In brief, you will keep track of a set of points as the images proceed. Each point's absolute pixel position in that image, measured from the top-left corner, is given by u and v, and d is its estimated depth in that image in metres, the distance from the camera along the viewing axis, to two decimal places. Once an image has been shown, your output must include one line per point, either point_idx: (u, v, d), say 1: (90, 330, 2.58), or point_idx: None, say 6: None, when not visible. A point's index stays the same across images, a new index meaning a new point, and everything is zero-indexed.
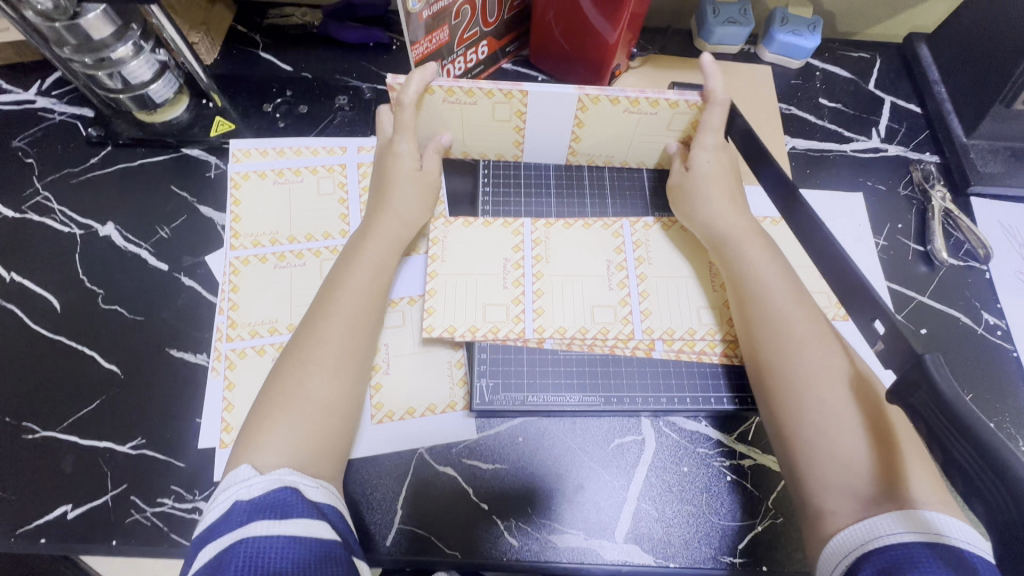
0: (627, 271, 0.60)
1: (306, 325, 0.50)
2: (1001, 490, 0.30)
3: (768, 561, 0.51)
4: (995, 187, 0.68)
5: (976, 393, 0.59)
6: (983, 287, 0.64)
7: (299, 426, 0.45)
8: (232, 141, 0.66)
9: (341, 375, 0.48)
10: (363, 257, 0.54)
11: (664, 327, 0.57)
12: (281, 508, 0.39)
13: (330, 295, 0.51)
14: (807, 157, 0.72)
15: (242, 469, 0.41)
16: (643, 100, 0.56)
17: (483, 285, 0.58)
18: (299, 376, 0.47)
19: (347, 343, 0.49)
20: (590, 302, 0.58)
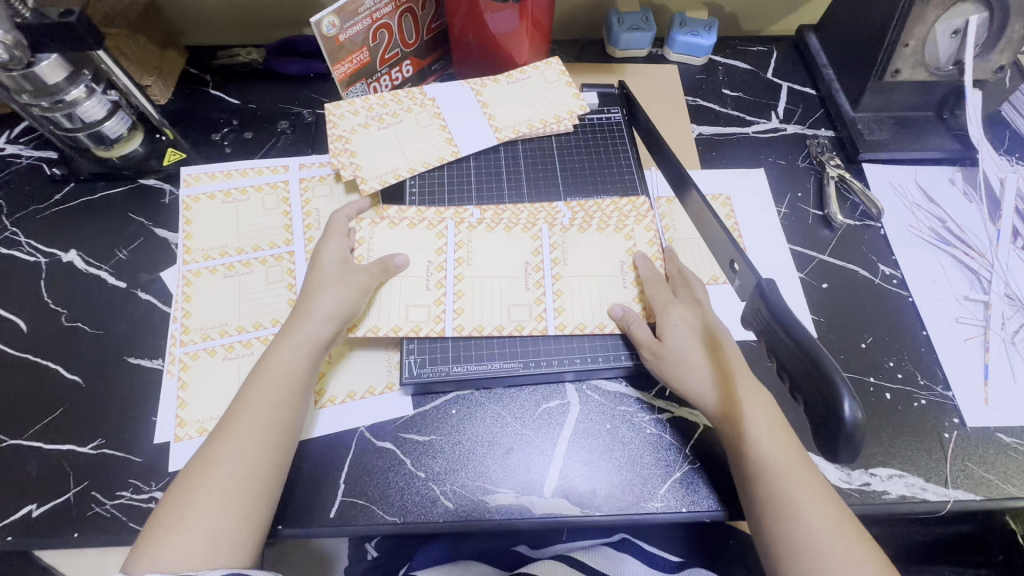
0: (544, 272, 0.63)
1: (205, 446, 0.50)
2: (811, 377, 0.35)
3: (688, 502, 0.55)
4: (882, 153, 0.75)
5: (876, 336, 0.64)
6: (878, 242, 0.70)
7: (189, 538, 0.45)
8: (185, 168, 0.72)
9: (236, 496, 0.47)
10: (269, 373, 0.53)
11: (576, 322, 0.61)
12: None
13: (235, 415, 0.51)
14: (712, 141, 0.79)
15: None
16: (513, 73, 0.74)
17: (403, 296, 0.61)
18: (192, 492, 0.47)
19: (241, 469, 0.48)
20: (508, 301, 0.62)
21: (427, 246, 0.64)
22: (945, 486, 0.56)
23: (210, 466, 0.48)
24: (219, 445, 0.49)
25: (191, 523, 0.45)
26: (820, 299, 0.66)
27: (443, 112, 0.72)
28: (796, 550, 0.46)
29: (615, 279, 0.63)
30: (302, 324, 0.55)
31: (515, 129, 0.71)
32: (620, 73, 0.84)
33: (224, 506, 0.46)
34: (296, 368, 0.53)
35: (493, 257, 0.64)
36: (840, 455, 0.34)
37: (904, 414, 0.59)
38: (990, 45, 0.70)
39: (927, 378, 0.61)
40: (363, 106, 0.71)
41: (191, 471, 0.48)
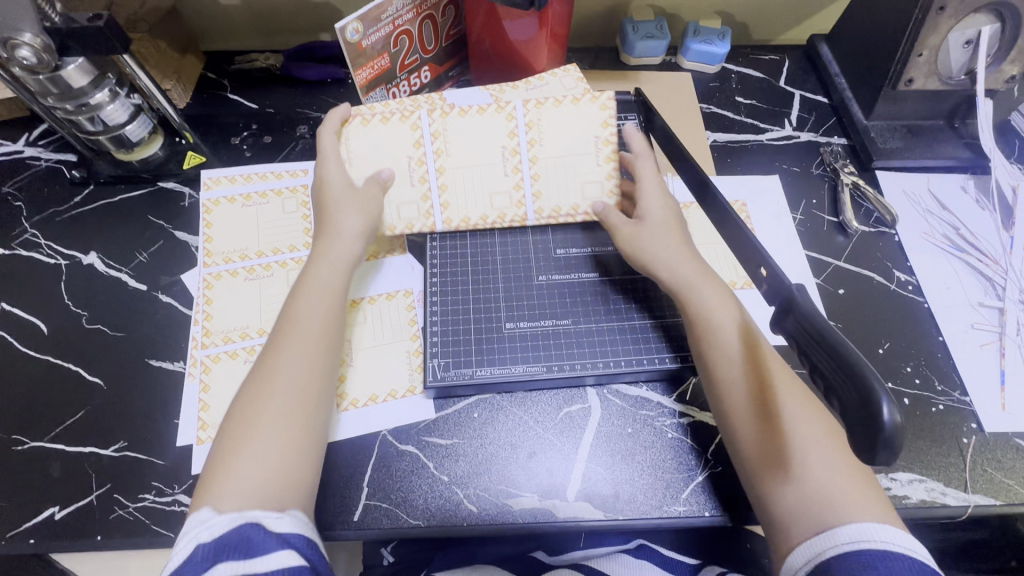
0: (521, 156, 0.65)
1: (257, 367, 0.51)
2: (844, 380, 0.35)
3: (712, 506, 0.55)
4: (895, 160, 0.76)
5: (894, 341, 0.64)
6: (893, 248, 0.71)
7: (255, 459, 0.45)
8: (204, 172, 0.73)
9: (297, 403, 0.49)
10: (311, 293, 0.55)
11: (552, 206, 0.66)
12: (245, 546, 0.40)
13: (282, 331, 0.53)
14: (727, 148, 0.79)
15: (204, 512, 0.43)
16: (531, 79, 0.75)
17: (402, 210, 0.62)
18: (247, 420, 0.47)
19: (298, 375, 0.50)
20: (489, 191, 0.66)
21: (406, 140, 0.64)
22: (965, 490, 0.56)
23: (257, 397, 0.49)
24: (260, 379, 0.50)
25: (253, 451, 0.46)
26: (837, 305, 0.67)
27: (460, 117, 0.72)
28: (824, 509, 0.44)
29: (591, 157, 0.65)
30: (330, 243, 0.59)
31: None
32: (635, 80, 0.85)
33: (282, 428, 0.47)
34: (334, 292, 0.56)
35: (471, 141, 0.65)
36: (879, 457, 0.33)
37: (922, 420, 0.60)
38: (1001, 56, 0.71)
39: (944, 384, 0.62)
40: None
41: (238, 408, 0.49)
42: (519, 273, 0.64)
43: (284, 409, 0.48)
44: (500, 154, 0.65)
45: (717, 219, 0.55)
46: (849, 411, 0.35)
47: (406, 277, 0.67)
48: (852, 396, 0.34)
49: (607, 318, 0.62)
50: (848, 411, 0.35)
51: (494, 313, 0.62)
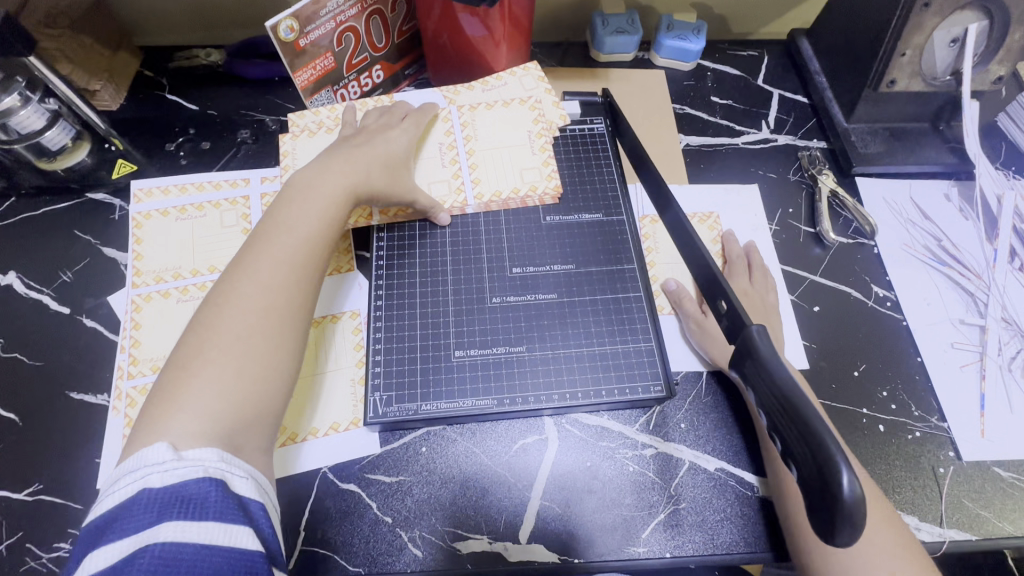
0: (458, 150, 0.66)
1: (223, 283, 0.47)
2: (801, 443, 0.31)
3: (673, 547, 0.51)
4: (877, 166, 0.71)
5: (870, 363, 0.61)
6: (872, 261, 0.67)
7: (210, 396, 0.41)
8: (135, 182, 0.67)
9: (273, 323, 0.46)
10: (302, 209, 0.52)
11: (492, 191, 0.64)
12: (198, 503, 0.36)
13: (262, 243, 0.50)
14: (701, 152, 0.75)
15: (157, 449, 0.38)
16: (489, 79, 0.70)
17: (388, 159, 0.59)
18: (202, 352, 0.43)
19: (271, 296, 0.47)
20: (426, 180, 0.64)
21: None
22: (940, 525, 0.53)
23: (215, 329, 0.44)
24: (218, 309, 0.45)
25: (205, 386, 0.42)
26: (811, 323, 0.63)
27: None
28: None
29: (527, 148, 0.66)
30: (322, 172, 0.55)
31: (491, 142, 0.66)
32: (604, 79, 0.80)
33: (240, 364, 0.43)
34: (328, 212, 0.53)
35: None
36: (839, 535, 0.29)
37: (897, 448, 0.56)
38: (989, 55, 0.67)
39: (921, 409, 0.59)
40: (327, 117, 0.67)
41: (188, 341, 0.44)
42: (472, 293, 0.60)
43: (247, 342, 0.44)
44: (438, 150, 0.65)
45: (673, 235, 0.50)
46: (808, 480, 0.31)
47: (353, 298, 0.62)
48: (810, 464, 0.30)
49: (565, 343, 0.58)
50: (807, 480, 0.31)
51: (442, 337, 0.58)
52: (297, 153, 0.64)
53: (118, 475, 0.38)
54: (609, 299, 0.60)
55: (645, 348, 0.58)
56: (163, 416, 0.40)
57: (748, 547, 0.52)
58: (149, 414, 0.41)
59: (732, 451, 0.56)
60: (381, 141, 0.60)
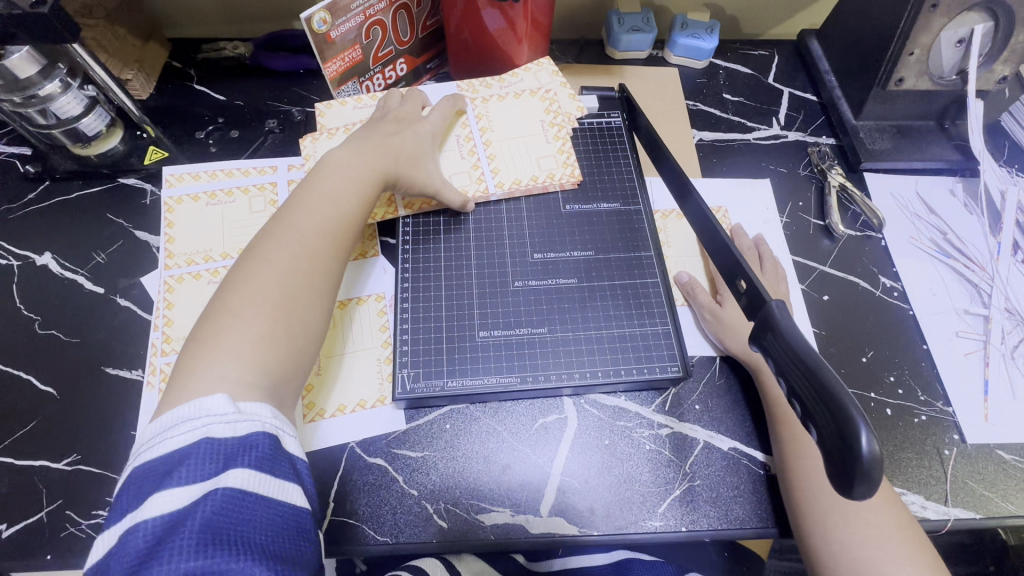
0: (476, 141, 0.68)
1: (255, 248, 0.50)
2: (823, 407, 0.33)
3: (689, 522, 0.53)
4: (884, 162, 0.74)
5: (878, 350, 0.63)
6: (879, 253, 0.69)
7: (248, 352, 0.44)
8: (166, 167, 0.69)
9: (305, 288, 0.49)
10: (333, 184, 0.55)
11: (513, 178, 0.66)
12: (257, 454, 0.39)
13: (295, 214, 0.53)
14: (713, 147, 0.77)
15: (218, 400, 0.40)
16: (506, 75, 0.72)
17: (414, 146, 0.62)
18: (238, 309, 0.46)
19: (304, 263, 0.50)
20: (448, 169, 0.66)
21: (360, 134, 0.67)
22: (946, 504, 0.55)
23: (249, 287, 0.47)
24: (253, 273, 0.48)
25: (243, 342, 0.44)
26: (821, 312, 0.65)
27: None
28: (852, 556, 0.48)
29: (541, 137, 0.68)
30: (350, 152, 0.58)
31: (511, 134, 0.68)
32: (620, 76, 0.82)
33: (275, 326, 0.46)
34: (357, 188, 0.56)
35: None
36: (856, 489, 0.31)
37: (905, 431, 0.59)
38: (994, 55, 0.70)
39: (927, 394, 0.61)
40: (353, 107, 0.69)
41: (222, 299, 0.47)
42: (495, 277, 0.62)
43: (280, 303, 0.47)
44: (455, 142, 0.67)
45: (695, 224, 0.52)
46: (827, 440, 0.33)
47: (377, 282, 0.64)
48: (830, 426, 0.33)
49: (584, 326, 0.60)
50: (826, 442, 0.33)
51: (467, 319, 0.60)
52: (318, 155, 0.66)
53: (171, 423, 0.39)
54: (627, 284, 0.62)
55: (661, 331, 0.60)
56: (203, 366, 0.42)
57: (760, 522, 0.54)
58: (187, 368, 0.43)
59: (744, 431, 0.58)
60: (412, 133, 0.63)
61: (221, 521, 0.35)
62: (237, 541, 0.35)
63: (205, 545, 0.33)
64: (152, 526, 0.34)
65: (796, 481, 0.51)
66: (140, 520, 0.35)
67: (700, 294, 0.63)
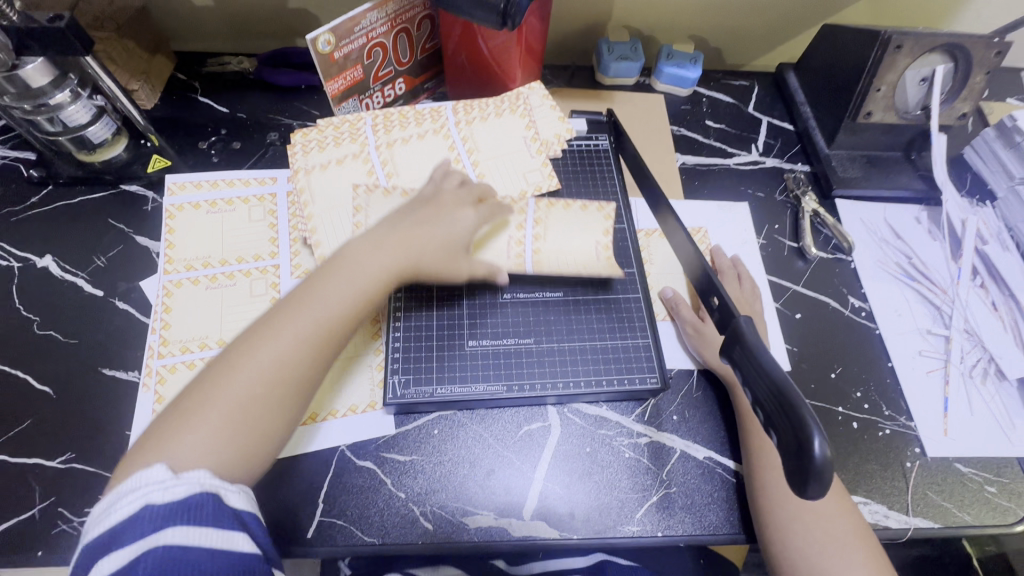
0: (525, 231, 0.65)
1: (247, 337, 0.48)
2: (783, 416, 0.36)
3: (664, 527, 0.56)
4: (855, 189, 0.78)
5: (845, 366, 0.67)
6: (849, 274, 0.73)
7: (204, 449, 0.43)
8: (169, 176, 0.72)
9: (284, 391, 0.47)
10: (338, 283, 0.52)
11: (555, 266, 0.64)
12: (197, 512, 0.40)
13: (292, 310, 0.50)
14: (695, 171, 0.81)
15: (156, 470, 0.41)
16: (486, 104, 0.75)
17: (445, 241, 0.58)
18: (212, 406, 0.44)
19: (289, 366, 0.47)
20: (486, 250, 0.64)
21: (355, 150, 0.70)
22: (906, 513, 0.58)
23: (228, 383, 0.45)
24: (237, 368, 0.46)
25: (213, 424, 0.44)
26: (793, 330, 0.69)
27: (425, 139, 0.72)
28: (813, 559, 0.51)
29: (523, 151, 0.73)
30: (368, 255, 0.54)
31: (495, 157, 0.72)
32: (608, 100, 0.87)
33: (239, 425, 0.45)
34: (367, 291, 0.53)
35: (412, 162, 0.70)
36: (809, 489, 0.34)
37: (869, 443, 0.62)
38: (954, 93, 0.75)
39: (891, 409, 0.64)
40: (332, 144, 0.71)
41: (206, 386, 0.46)
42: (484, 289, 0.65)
43: (253, 406, 0.45)
44: (505, 225, 0.65)
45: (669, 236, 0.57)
46: (786, 448, 0.36)
47: None
48: (788, 432, 0.36)
49: (570, 338, 0.63)
50: (784, 446, 0.36)
51: (457, 329, 0.62)
52: (308, 164, 0.69)
53: (118, 494, 0.40)
54: (610, 298, 0.65)
55: (642, 344, 0.63)
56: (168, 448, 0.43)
57: (733, 527, 0.56)
58: (153, 443, 0.43)
59: (718, 441, 0.61)
60: (445, 222, 0.59)
61: None
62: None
63: None
64: None
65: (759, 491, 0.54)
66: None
67: (682, 309, 0.66)
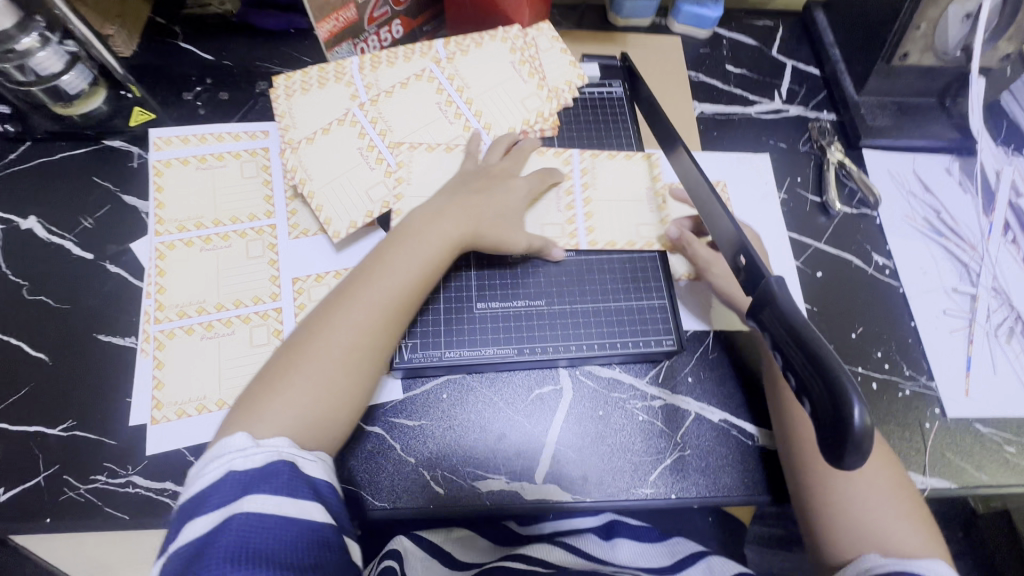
0: (574, 195, 0.64)
1: (323, 308, 0.51)
2: (818, 380, 0.34)
3: (678, 489, 0.55)
4: (884, 139, 0.73)
5: (866, 326, 0.64)
6: (874, 231, 0.70)
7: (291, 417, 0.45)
8: (153, 130, 0.67)
9: (361, 356, 0.49)
10: (405, 251, 0.53)
11: (607, 239, 0.62)
12: (277, 480, 0.40)
13: (362, 279, 0.52)
14: (714, 121, 0.76)
15: (239, 437, 0.42)
16: (468, 40, 0.69)
17: (503, 207, 0.59)
18: (296, 373, 0.46)
19: (364, 330, 0.49)
20: (541, 221, 0.62)
21: (344, 104, 0.65)
22: (923, 474, 0.57)
23: (306, 351, 0.47)
24: (316, 337, 0.48)
25: (297, 393, 0.46)
26: (813, 289, 0.66)
27: (409, 84, 0.66)
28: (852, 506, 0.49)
29: (516, 79, 0.68)
30: (434, 223, 0.55)
31: (487, 94, 0.67)
32: (622, 44, 0.80)
33: (322, 390, 0.46)
34: (430, 256, 0.54)
35: (406, 115, 0.65)
36: (847, 458, 0.32)
37: (889, 404, 0.60)
38: (999, 32, 0.69)
39: (912, 369, 0.62)
40: (318, 91, 0.66)
41: (289, 357, 0.48)
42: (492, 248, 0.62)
43: (334, 371, 0.47)
44: (554, 191, 0.64)
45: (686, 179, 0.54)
46: (822, 415, 0.33)
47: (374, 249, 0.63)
48: (824, 399, 0.33)
49: (582, 300, 0.60)
50: (819, 413, 0.34)
51: (464, 292, 0.60)
52: (293, 114, 0.65)
53: (206, 458, 0.42)
54: (625, 258, 0.62)
55: (657, 306, 0.60)
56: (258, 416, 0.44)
57: (747, 488, 0.56)
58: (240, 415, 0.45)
59: (734, 403, 0.59)
60: (501, 190, 0.60)
61: (245, 542, 0.37)
62: (256, 560, 0.36)
63: (235, 563, 0.35)
64: (185, 549, 0.37)
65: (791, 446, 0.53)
66: (178, 542, 0.38)
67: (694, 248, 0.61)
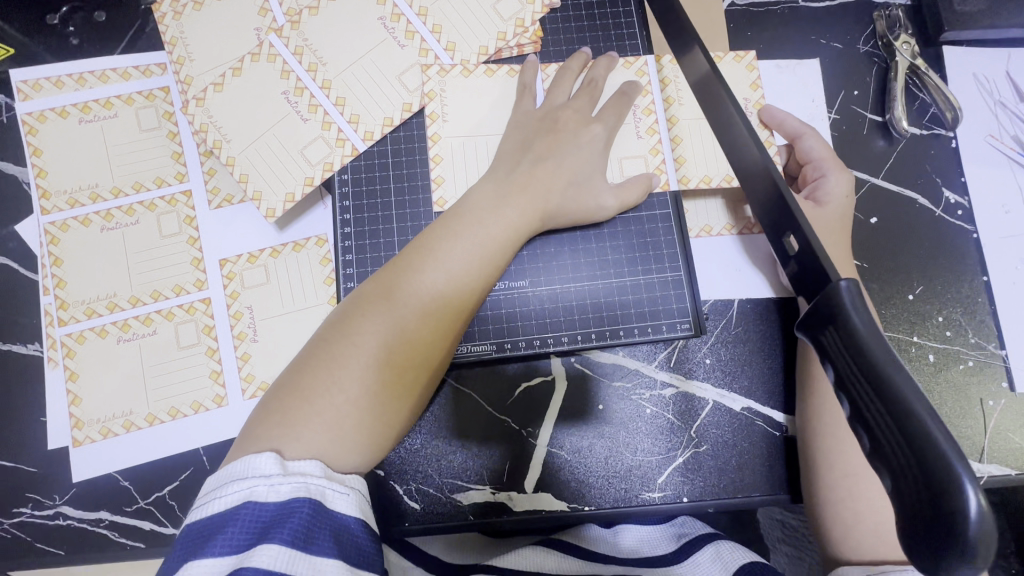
0: (656, 115, 0.50)
1: (374, 289, 0.40)
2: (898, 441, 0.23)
3: (690, 492, 0.48)
4: (973, 31, 0.56)
5: (927, 285, 0.52)
6: (947, 158, 0.55)
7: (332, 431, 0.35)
8: (15, 71, 0.52)
9: (417, 360, 0.39)
10: (472, 232, 0.42)
11: (700, 174, 0.50)
12: (297, 526, 0.30)
13: (419, 260, 0.41)
14: (749, 15, 0.58)
15: (264, 458, 0.32)
16: None
17: (577, 167, 0.46)
18: (339, 377, 0.36)
19: (424, 328, 0.39)
20: (619, 155, 0.49)
21: (255, 33, 0.50)
22: (978, 460, 0.49)
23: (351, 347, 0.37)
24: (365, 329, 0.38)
25: (336, 411, 0.35)
26: (865, 239, 0.53)
27: None
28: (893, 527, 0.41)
29: None
30: (491, 197, 0.44)
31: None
32: None
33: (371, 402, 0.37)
34: (501, 239, 0.43)
35: (339, 37, 0.49)
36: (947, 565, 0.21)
37: (945, 381, 0.51)
38: None
39: (978, 336, 0.51)
40: (216, 7, 0.50)
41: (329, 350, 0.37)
42: None
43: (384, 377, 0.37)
44: (630, 112, 0.50)
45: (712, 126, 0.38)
46: (911, 496, 0.22)
47: (316, 218, 0.51)
48: (915, 477, 0.22)
49: (573, 277, 0.49)
50: (907, 496, 0.22)
51: None
52: (186, 40, 0.49)
53: (222, 479, 0.32)
54: (628, 218, 0.50)
55: (671, 280, 0.49)
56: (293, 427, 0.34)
57: (771, 489, 0.48)
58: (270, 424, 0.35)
59: (761, 389, 0.49)
60: (573, 147, 0.46)
61: None
62: None
63: None
64: None
65: (826, 454, 0.44)
66: None
67: None
